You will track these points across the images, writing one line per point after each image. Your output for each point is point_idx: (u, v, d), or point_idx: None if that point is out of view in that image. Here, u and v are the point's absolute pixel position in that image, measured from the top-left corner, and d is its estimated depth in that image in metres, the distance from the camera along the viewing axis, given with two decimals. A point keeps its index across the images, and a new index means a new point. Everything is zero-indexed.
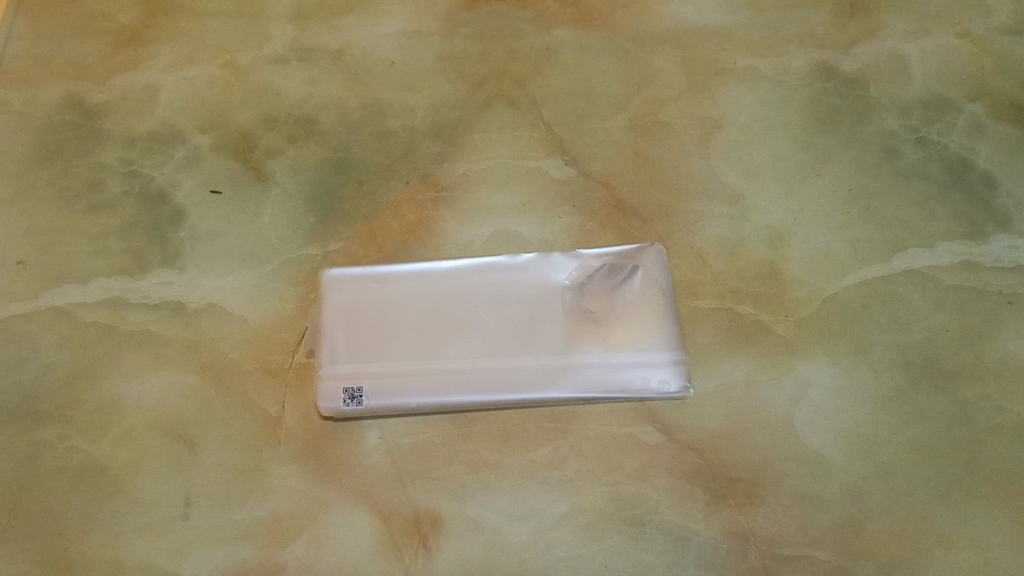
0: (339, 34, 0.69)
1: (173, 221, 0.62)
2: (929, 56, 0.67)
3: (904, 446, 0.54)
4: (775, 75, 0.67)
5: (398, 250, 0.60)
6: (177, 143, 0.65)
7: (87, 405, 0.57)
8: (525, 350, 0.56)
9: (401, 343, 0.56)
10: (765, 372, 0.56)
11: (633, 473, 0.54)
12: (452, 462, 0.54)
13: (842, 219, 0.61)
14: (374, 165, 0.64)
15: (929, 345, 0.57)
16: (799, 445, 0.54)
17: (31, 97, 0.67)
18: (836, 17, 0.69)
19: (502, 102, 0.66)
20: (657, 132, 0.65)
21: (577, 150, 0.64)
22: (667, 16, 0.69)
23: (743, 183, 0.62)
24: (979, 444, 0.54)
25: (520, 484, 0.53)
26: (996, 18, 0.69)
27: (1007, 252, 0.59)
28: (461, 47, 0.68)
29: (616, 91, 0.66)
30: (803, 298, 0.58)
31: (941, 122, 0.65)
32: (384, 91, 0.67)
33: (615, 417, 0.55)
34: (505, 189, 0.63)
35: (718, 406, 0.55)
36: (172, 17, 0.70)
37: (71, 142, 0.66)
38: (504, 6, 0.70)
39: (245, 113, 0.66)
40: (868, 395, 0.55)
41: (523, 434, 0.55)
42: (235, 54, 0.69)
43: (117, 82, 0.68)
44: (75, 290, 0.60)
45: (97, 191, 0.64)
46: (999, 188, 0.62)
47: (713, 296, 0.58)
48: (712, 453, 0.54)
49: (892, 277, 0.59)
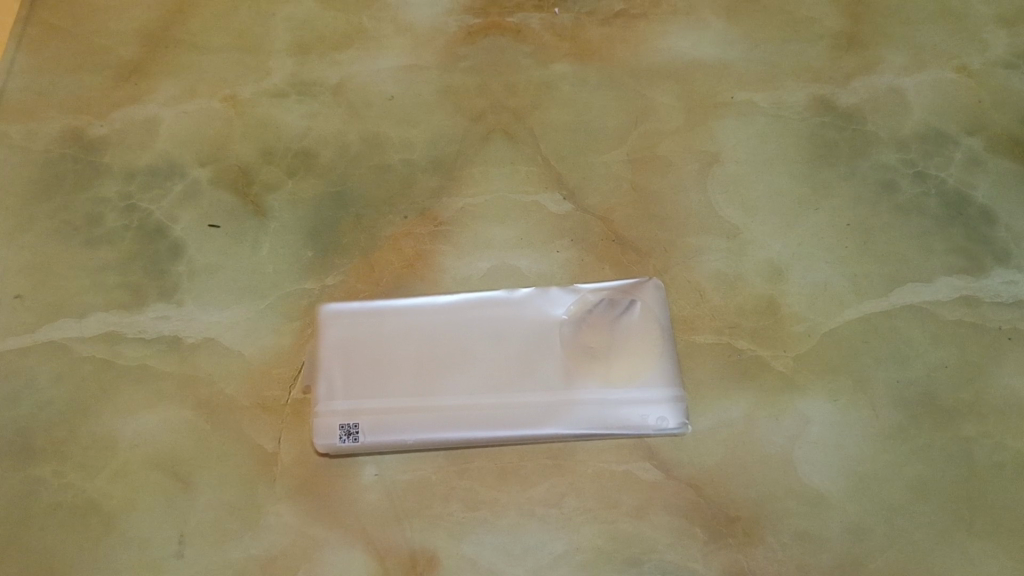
0: (339, 68, 0.70)
1: (171, 255, 0.63)
2: (926, 90, 0.67)
3: (904, 484, 0.54)
4: (772, 109, 0.67)
5: (396, 285, 0.60)
6: (176, 176, 0.66)
7: (83, 441, 0.56)
8: (523, 386, 0.55)
9: (399, 379, 0.56)
10: (764, 408, 0.56)
11: (631, 511, 0.53)
12: (449, 500, 0.54)
13: (840, 253, 0.61)
14: (373, 199, 0.64)
15: (928, 381, 0.57)
16: (798, 483, 0.54)
17: (32, 131, 0.68)
18: (834, 50, 0.69)
19: (500, 136, 0.66)
20: (655, 166, 0.65)
21: (575, 183, 0.64)
22: (665, 50, 0.70)
23: (741, 217, 0.62)
24: (980, 482, 0.54)
25: (517, 521, 0.53)
26: (993, 52, 0.69)
27: (1005, 287, 0.59)
28: (460, 81, 0.69)
29: (614, 125, 0.66)
30: (802, 333, 0.58)
31: (938, 156, 0.65)
32: (383, 124, 0.67)
33: (613, 454, 0.55)
34: (503, 223, 0.63)
35: (717, 443, 0.55)
36: (173, 51, 0.71)
37: (71, 175, 0.66)
38: (504, 40, 0.70)
39: (245, 146, 0.67)
40: (867, 431, 0.55)
41: (521, 471, 0.54)
42: (235, 88, 0.69)
43: (117, 116, 0.68)
44: (72, 324, 0.60)
45: (95, 225, 0.64)
46: (997, 222, 0.62)
47: (711, 331, 0.58)
48: (711, 491, 0.54)
49: (891, 312, 0.59)
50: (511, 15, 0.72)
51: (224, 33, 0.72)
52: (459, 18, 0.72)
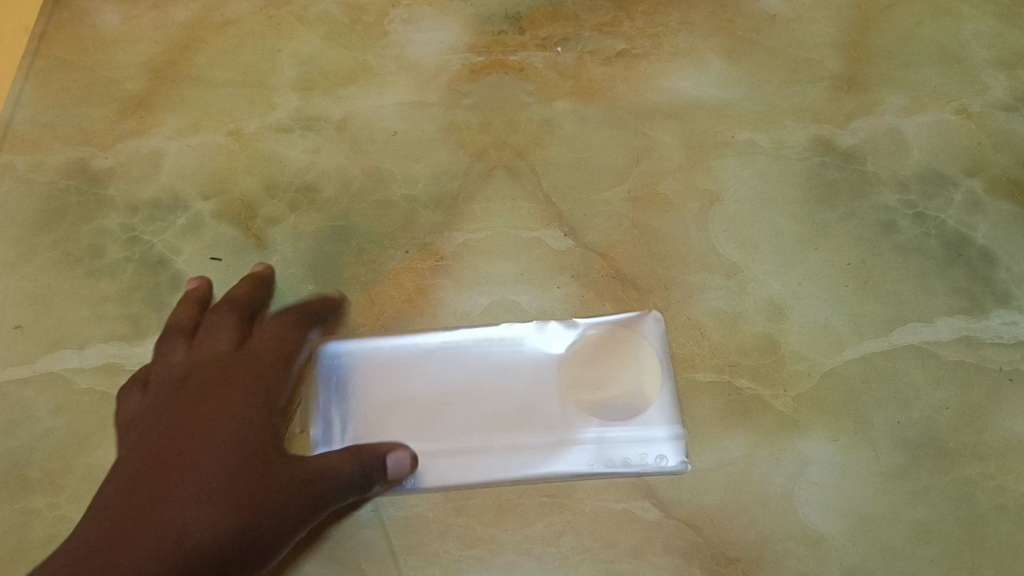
0: (343, 103, 0.70)
1: (172, 287, 0.63)
2: (927, 132, 0.68)
3: (904, 527, 0.53)
4: (772, 149, 0.67)
5: (395, 319, 0.60)
6: (179, 210, 0.66)
7: (77, 473, 0.56)
8: (524, 425, 0.56)
9: (402, 418, 0.56)
10: (763, 448, 0.55)
11: (630, 551, 0.53)
12: (445, 537, 0.53)
13: (841, 293, 0.61)
14: (374, 234, 0.64)
15: (929, 422, 0.56)
16: (797, 524, 0.53)
17: (37, 162, 0.68)
18: (834, 92, 0.70)
19: (502, 172, 0.66)
20: (655, 204, 0.65)
21: (577, 220, 0.64)
22: (667, 89, 0.70)
23: (741, 255, 0.63)
24: (981, 524, 0.53)
25: (513, 560, 0.52)
26: (993, 95, 0.69)
27: (1007, 328, 0.59)
28: (463, 117, 0.69)
29: (616, 162, 0.67)
30: (802, 372, 0.58)
31: (939, 197, 0.65)
32: (386, 160, 0.67)
33: (612, 492, 0.54)
34: (505, 259, 0.63)
35: (717, 483, 0.54)
36: (179, 84, 0.71)
37: (74, 207, 0.66)
38: (506, 78, 0.71)
39: (248, 180, 0.67)
40: (869, 473, 0.55)
41: (519, 509, 0.54)
42: (239, 122, 0.70)
43: (122, 148, 0.69)
44: (72, 355, 0.60)
45: (98, 256, 0.64)
46: (998, 264, 0.62)
47: (712, 370, 0.58)
48: (711, 531, 0.53)
49: (891, 352, 0.58)
50: (514, 53, 0.72)
51: (229, 69, 0.72)
52: (462, 56, 0.72)
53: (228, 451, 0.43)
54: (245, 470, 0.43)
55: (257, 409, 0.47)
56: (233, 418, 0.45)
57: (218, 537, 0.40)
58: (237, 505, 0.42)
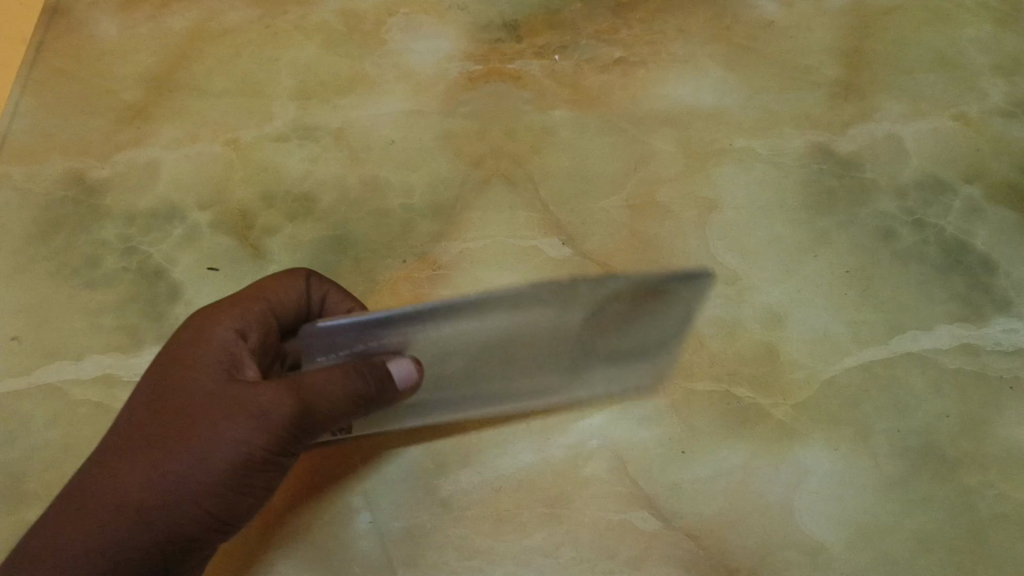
0: (340, 113, 0.70)
1: (169, 298, 0.62)
2: (925, 138, 0.67)
3: (905, 536, 0.53)
4: (770, 156, 0.67)
5: None
6: (176, 220, 0.66)
7: None
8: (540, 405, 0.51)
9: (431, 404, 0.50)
10: (763, 458, 0.55)
11: (628, 561, 0.52)
12: (444, 548, 0.53)
13: (841, 301, 0.61)
14: (372, 243, 0.64)
15: (930, 430, 0.56)
16: (797, 533, 0.53)
17: (35, 173, 0.68)
18: (832, 99, 0.70)
19: (500, 181, 0.66)
20: (654, 212, 0.65)
21: (575, 228, 0.64)
22: (664, 97, 0.70)
23: (740, 263, 0.62)
24: (982, 533, 0.53)
25: (512, 572, 0.52)
26: (992, 101, 0.69)
27: (1007, 335, 0.59)
28: (460, 126, 0.69)
29: (614, 170, 0.67)
30: (801, 381, 0.58)
31: (938, 204, 0.65)
32: (384, 169, 0.67)
33: (610, 502, 0.54)
34: (503, 268, 0.62)
35: (716, 492, 0.54)
36: (176, 94, 0.71)
37: (72, 217, 0.66)
38: (504, 86, 0.71)
39: (245, 189, 0.67)
40: (869, 482, 0.54)
41: (517, 519, 0.54)
42: (237, 132, 0.70)
43: (119, 159, 0.69)
44: (69, 367, 0.60)
45: (95, 267, 0.64)
46: (998, 270, 0.62)
47: (710, 379, 0.58)
48: (711, 542, 0.53)
49: (891, 360, 0.58)
50: (512, 61, 0.72)
51: (227, 78, 0.72)
52: (460, 64, 0.72)
53: (198, 479, 0.45)
54: (213, 492, 0.45)
55: (253, 412, 0.45)
56: (189, 459, 0.45)
57: (131, 521, 0.44)
58: (151, 499, 0.45)
